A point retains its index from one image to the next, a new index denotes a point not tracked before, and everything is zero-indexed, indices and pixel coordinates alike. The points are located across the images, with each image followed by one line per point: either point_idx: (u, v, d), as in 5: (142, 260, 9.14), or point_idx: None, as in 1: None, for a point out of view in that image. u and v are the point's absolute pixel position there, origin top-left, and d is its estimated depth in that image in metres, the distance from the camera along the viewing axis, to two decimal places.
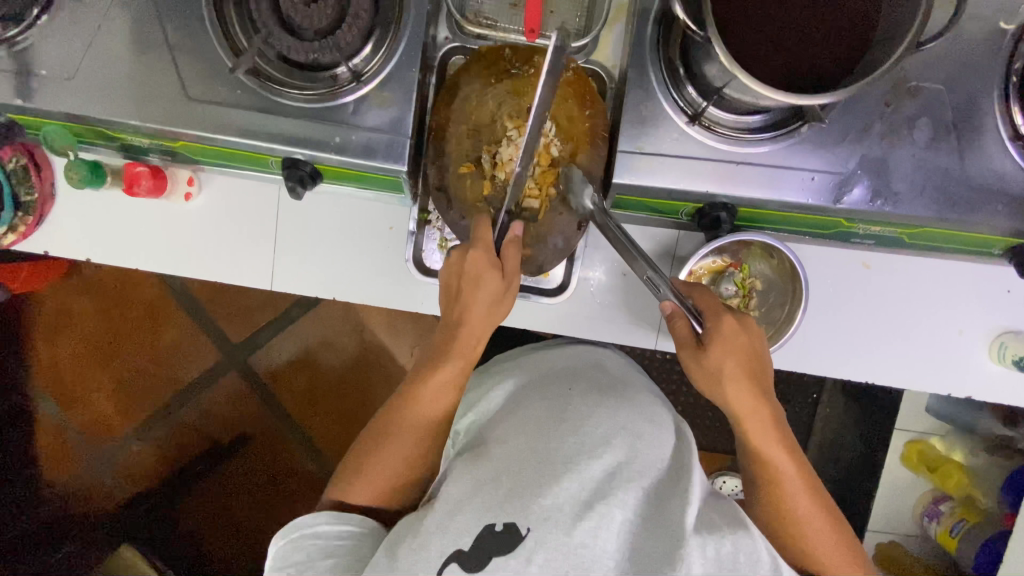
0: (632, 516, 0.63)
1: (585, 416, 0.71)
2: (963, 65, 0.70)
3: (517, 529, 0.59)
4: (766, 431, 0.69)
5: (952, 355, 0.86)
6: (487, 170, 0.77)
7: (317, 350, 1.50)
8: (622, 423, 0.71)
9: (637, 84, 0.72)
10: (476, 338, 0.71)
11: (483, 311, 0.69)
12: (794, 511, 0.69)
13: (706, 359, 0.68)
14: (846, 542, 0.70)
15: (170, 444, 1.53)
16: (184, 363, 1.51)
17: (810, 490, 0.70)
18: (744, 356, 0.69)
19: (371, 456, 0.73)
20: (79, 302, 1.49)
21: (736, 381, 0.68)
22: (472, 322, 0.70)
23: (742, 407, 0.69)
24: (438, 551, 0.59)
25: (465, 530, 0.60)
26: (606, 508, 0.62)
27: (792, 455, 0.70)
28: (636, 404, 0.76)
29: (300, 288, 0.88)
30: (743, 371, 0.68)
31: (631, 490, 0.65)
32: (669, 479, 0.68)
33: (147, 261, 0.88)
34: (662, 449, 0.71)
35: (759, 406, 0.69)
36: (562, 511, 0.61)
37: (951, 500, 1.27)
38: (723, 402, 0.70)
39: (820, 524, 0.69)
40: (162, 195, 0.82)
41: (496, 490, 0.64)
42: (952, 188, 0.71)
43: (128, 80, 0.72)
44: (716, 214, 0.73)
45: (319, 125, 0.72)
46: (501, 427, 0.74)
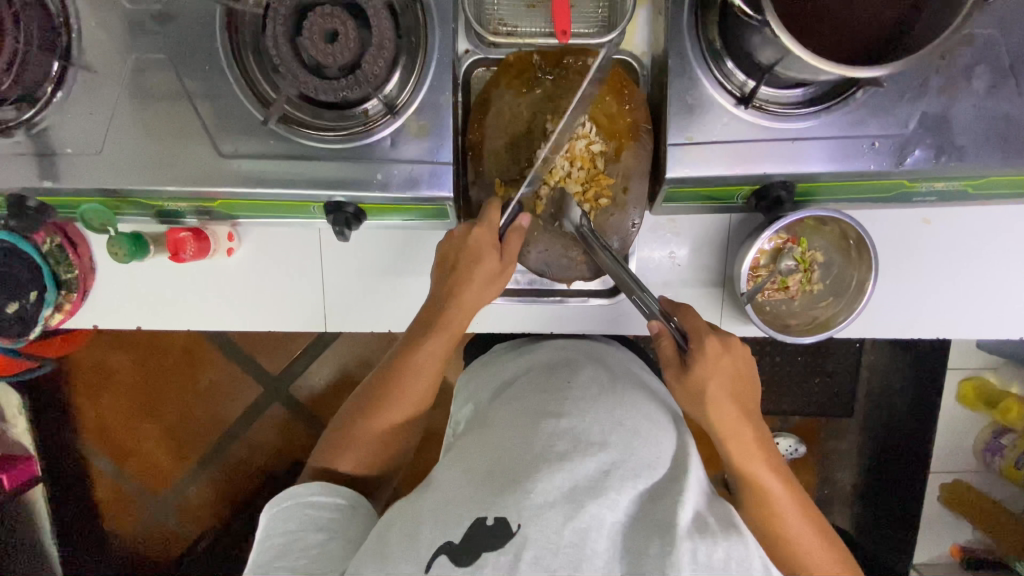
0: (624, 518, 0.61)
1: (583, 411, 0.68)
2: (1019, 4, 0.67)
3: (507, 524, 0.58)
4: (749, 451, 0.70)
5: (1017, 299, 0.84)
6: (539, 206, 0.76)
7: (356, 370, 1.50)
8: (619, 420, 0.68)
9: (681, 72, 0.69)
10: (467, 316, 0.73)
11: (477, 290, 0.71)
12: (788, 531, 0.68)
13: (689, 379, 0.68)
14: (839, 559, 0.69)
15: (226, 481, 1.54)
16: (229, 403, 1.52)
17: (800, 505, 0.70)
18: (728, 376, 0.69)
19: (367, 421, 0.75)
20: (118, 357, 1.49)
21: (718, 402, 0.68)
22: (465, 302, 0.71)
23: (724, 428, 0.69)
24: (428, 543, 0.59)
25: (456, 522, 0.59)
26: (597, 508, 0.60)
27: (778, 474, 0.70)
28: (638, 404, 0.73)
29: (350, 325, 0.87)
30: (729, 394, 0.69)
31: (625, 490, 0.62)
32: (666, 479, 0.66)
33: (190, 317, 0.87)
34: (660, 450, 0.69)
35: (741, 427, 0.70)
36: (552, 509, 0.58)
37: (1015, 433, 1.27)
38: (706, 422, 0.70)
39: (815, 544, 0.68)
40: (206, 256, 0.81)
41: (488, 481, 0.63)
42: (1017, 134, 0.68)
43: (155, 146, 0.70)
44: (776, 194, 0.71)
45: (357, 163, 0.70)
46: (500, 415, 0.72)
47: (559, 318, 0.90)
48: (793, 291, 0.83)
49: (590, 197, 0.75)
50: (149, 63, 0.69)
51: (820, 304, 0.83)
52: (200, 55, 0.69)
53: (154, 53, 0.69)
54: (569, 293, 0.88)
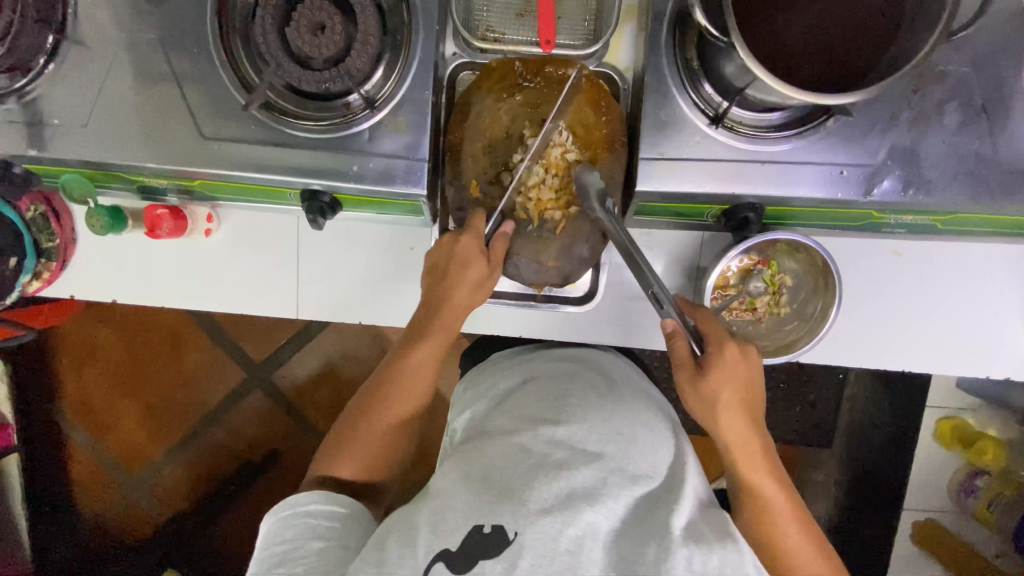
0: (617, 524, 0.63)
1: (581, 419, 0.70)
2: (992, 45, 0.68)
3: (505, 533, 0.59)
4: (755, 462, 0.70)
5: (987, 337, 0.85)
6: (523, 210, 0.77)
7: (338, 364, 1.51)
8: (618, 429, 0.69)
9: (656, 89, 0.70)
10: (458, 319, 0.74)
11: (466, 296, 0.72)
12: (784, 543, 0.68)
13: (704, 386, 0.67)
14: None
15: (200, 465, 1.55)
16: (210, 386, 1.52)
17: (800, 518, 0.70)
18: (741, 385, 0.68)
19: (358, 431, 0.75)
20: (103, 333, 1.51)
21: (729, 409, 0.68)
22: (454, 305, 0.73)
23: (732, 437, 0.69)
24: (425, 550, 0.60)
25: (454, 530, 0.61)
26: (593, 517, 0.61)
27: (780, 485, 0.70)
28: (638, 412, 0.73)
29: (322, 313, 0.88)
30: (739, 404, 0.69)
31: (620, 498, 0.64)
32: (663, 487, 0.67)
33: (169, 296, 0.88)
34: (657, 458, 0.69)
35: (749, 437, 0.70)
36: (549, 516, 0.60)
37: (987, 475, 1.27)
38: (715, 428, 0.69)
39: (811, 559, 0.68)
40: (183, 234, 0.82)
41: (485, 489, 0.64)
42: (986, 172, 0.69)
43: (140, 123, 0.72)
44: (744, 215, 0.72)
45: (335, 154, 0.71)
46: (498, 423, 0.73)
47: (530, 322, 0.90)
48: (760, 313, 0.84)
49: (567, 204, 0.76)
50: (141, 43, 0.71)
51: (786, 327, 0.84)
52: (190, 39, 0.71)
53: (147, 33, 0.71)
54: (540, 298, 0.88)
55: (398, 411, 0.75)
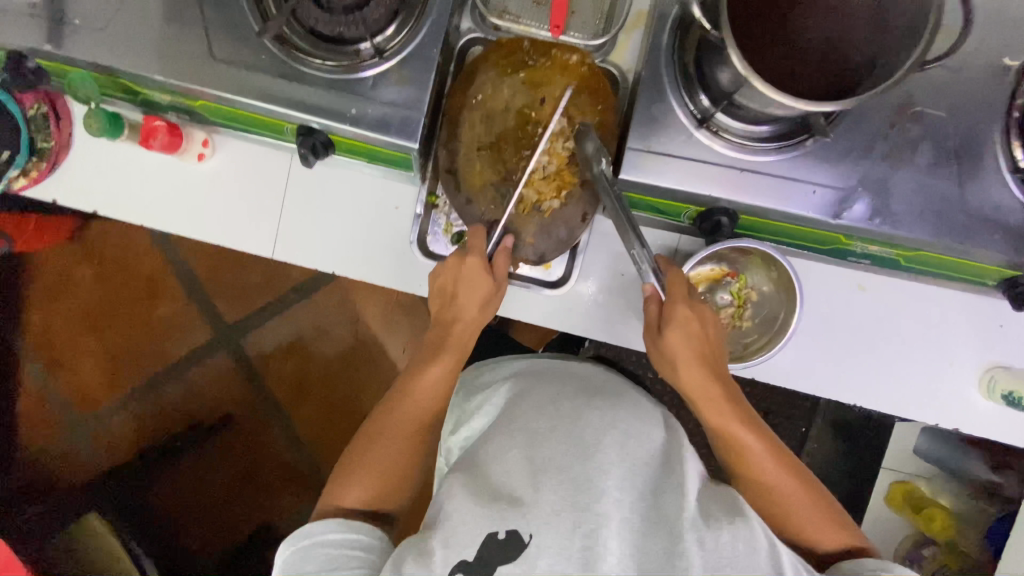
0: (631, 516, 0.60)
1: (575, 418, 0.69)
2: (969, 96, 0.72)
3: (519, 536, 0.57)
4: (718, 407, 0.71)
5: (942, 385, 0.87)
6: (527, 199, 0.79)
7: (310, 337, 1.51)
8: (612, 424, 0.68)
9: (651, 85, 0.73)
10: (469, 337, 0.77)
11: (475, 314, 0.75)
12: (772, 489, 0.70)
13: (662, 341, 0.71)
14: (827, 508, 0.70)
15: (151, 419, 1.52)
16: (178, 339, 1.51)
17: (782, 461, 0.70)
18: (701, 342, 0.71)
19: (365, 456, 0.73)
20: (79, 268, 1.50)
21: (689, 363, 0.71)
22: (455, 328, 0.76)
23: (693, 388, 0.71)
24: (441, 561, 0.58)
25: (467, 541, 0.58)
26: (603, 509, 0.59)
27: (757, 432, 0.71)
28: (623, 406, 0.73)
29: (300, 258, 0.89)
30: (696, 356, 0.71)
31: (626, 487, 0.61)
32: (662, 473, 0.65)
33: (155, 219, 0.89)
34: (653, 446, 0.68)
35: (710, 387, 0.71)
36: (560, 517, 0.58)
37: (934, 546, 1.29)
38: (676, 382, 0.73)
39: (797, 493, 0.69)
40: (175, 152, 0.83)
41: (493, 498, 0.62)
42: (950, 214, 0.72)
43: (156, 35, 0.74)
44: (716, 218, 0.75)
45: (336, 95, 0.74)
46: (491, 431, 0.72)
47: (500, 299, 0.91)
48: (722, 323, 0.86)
49: (561, 190, 0.79)
50: None
51: (747, 340, 0.86)
52: None
53: None
54: (515, 274, 0.89)
55: (408, 428, 0.74)
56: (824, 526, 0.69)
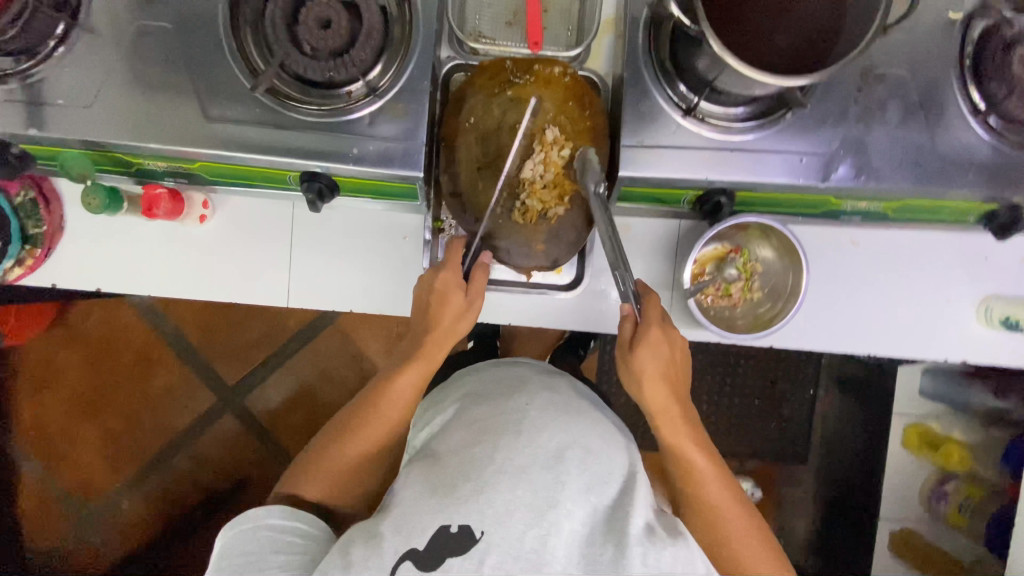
0: (579, 527, 0.64)
1: (543, 427, 0.70)
2: (922, 53, 0.78)
3: (470, 533, 0.61)
4: (678, 429, 0.75)
5: (942, 322, 0.92)
6: (531, 212, 0.80)
7: (315, 384, 1.49)
8: (575, 438, 0.70)
9: (635, 83, 0.77)
10: (439, 347, 0.77)
11: (447, 325, 0.76)
12: (713, 505, 0.74)
13: (632, 359, 0.74)
14: (756, 530, 0.74)
15: (162, 496, 1.47)
16: (179, 410, 1.47)
17: (724, 480, 0.76)
18: (666, 361, 0.75)
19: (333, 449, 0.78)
20: (66, 354, 1.46)
21: (653, 379, 0.74)
22: (438, 332, 0.76)
23: (654, 404, 0.75)
24: (391, 550, 0.62)
25: (420, 530, 0.63)
26: (555, 518, 0.63)
27: (708, 453, 0.76)
28: (590, 421, 0.74)
29: (314, 302, 0.90)
30: (661, 376, 0.75)
31: (580, 503, 0.65)
32: (617, 494, 0.68)
33: (160, 288, 0.89)
34: (613, 465, 0.71)
35: (670, 405, 0.75)
36: (514, 517, 0.62)
37: (956, 479, 1.32)
38: (640, 397, 0.76)
39: (734, 513, 0.74)
40: (178, 217, 0.83)
41: (447, 491, 0.65)
42: (926, 161, 0.78)
43: (146, 105, 0.74)
44: (716, 199, 0.79)
45: (336, 137, 0.75)
46: (455, 436, 0.73)
47: (519, 307, 0.93)
48: (735, 298, 0.90)
49: (561, 199, 0.80)
50: (154, 31, 0.75)
51: (761, 310, 0.90)
52: (202, 29, 0.76)
53: (161, 23, 0.75)
54: (530, 283, 0.91)
55: (377, 432, 0.77)
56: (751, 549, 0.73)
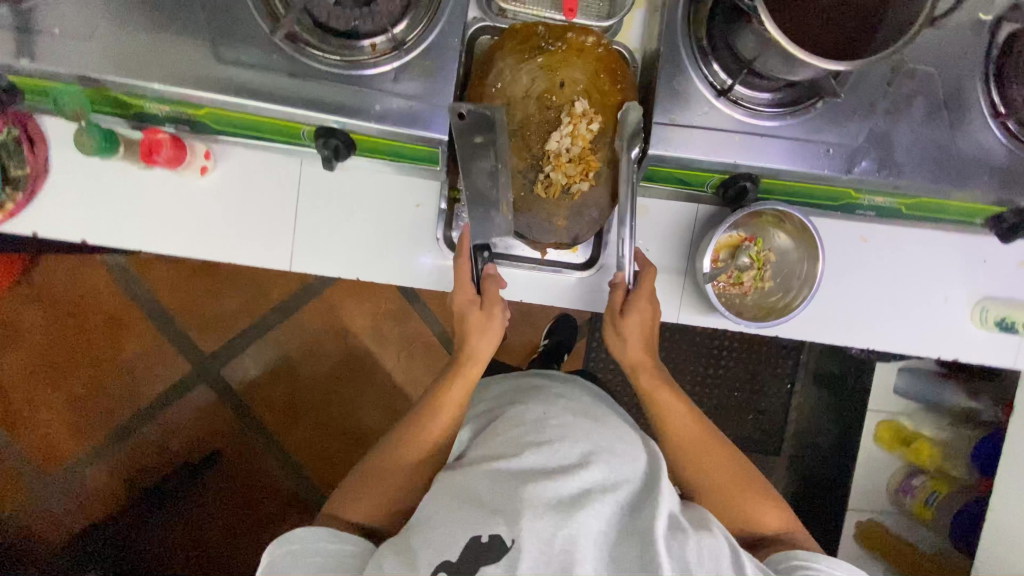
0: (606, 527, 0.65)
1: (562, 435, 0.73)
2: (951, 52, 0.78)
3: (503, 541, 0.60)
4: (654, 378, 0.82)
5: (939, 320, 0.94)
6: (553, 186, 0.79)
7: (298, 357, 1.44)
8: (597, 443, 0.73)
9: (670, 60, 0.76)
10: (480, 368, 0.79)
11: (485, 339, 0.79)
12: (695, 453, 0.79)
13: (622, 324, 0.80)
14: (745, 473, 0.79)
15: (130, 466, 1.40)
16: (152, 377, 1.40)
17: (702, 425, 0.81)
18: (647, 323, 0.81)
19: (380, 466, 0.75)
20: (31, 312, 1.37)
21: (634, 336, 0.80)
22: (475, 347, 0.78)
23: (634, 358, 0.81)
24: (424, 565, 0.60)
25: (450, 542, 0.61)
26: (584, 516, 0.63)
27: (683, 400, 0.82)
28: (609, 426, 0.78)
29: (317, 267, 0.85)
30: (642, 339, 0.81)
31: (607, 502, 0.66)
32: (641, 491, 0.70)
33: (150, 243, 0.84)
34: (637, 466, 0.73)
35: (646, 359, 0.82)
36: (542, 516, 0.62)
37: (922, 475, 1.38)
38: (620, 354, 0.82)
39: (716, 456, 0.79)
40: (179, 167, 0.77)
41: (477, 507, 0.65)
42: (946, 160, 0.78)
43: (152, 41, 0.69)
44: (742, 184, 0.78)
45: (356, 91, 0.71)
46: (476, 451, 0.75)
47: (530, 286, 0.90)
48: (746, 286, 0.90)
49: (585, 172, 0.79)
50: None
51: (771, 299, 0.91)
52: None
53: None
54: (544, 261, 0.90)
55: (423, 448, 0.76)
56: (741, 492, 0.77)
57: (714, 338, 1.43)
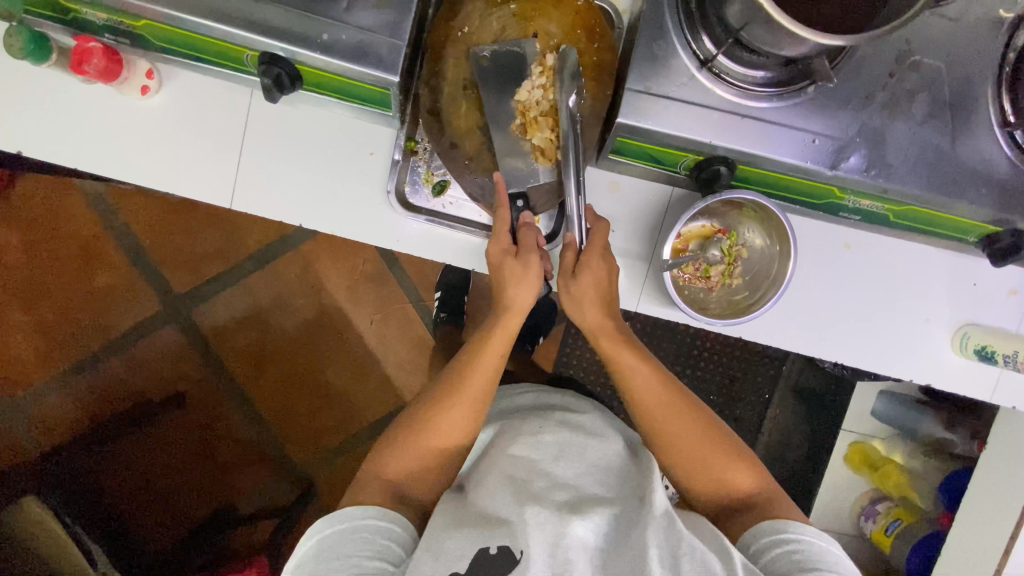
0: (601, 541, 0.65)
1: (559, 453, 0.74)
2: (965, 47, 0.71)
3: (512, 553, 0.61)
4: (615, 340, 0.75)
5: (917, 341, 0.88)
6: (549, 149, 0.73)
7: (268, 309, 1.39)
8: (593, 463, 0.74)
9: (652, 21, 0.69)
10: (520, 318, 0.74)
11: (524, 290, 0.72)
12: (658, 420, 0.74)
13: (575, 287, 0.73)
14: (719, 439, 0.74)
15: (92, 397, 1.37)
16: (119, 312, 1.37)
17: (667, 387, 0.75)
18: (605, 283, 0.74)
19: (421, 428, 0.72)
20: (4, 232, 1.33)
21: (589, 297, 0.73)
22: (514, 301, 0.72)
23: (591, 320, 0.75)
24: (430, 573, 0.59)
25: (458, 554, 0.61)
26: (579, 532, 0.64)
27: (647, 362, 0.75)
28: (605, 441, 0.78)
29: (260, 207, 0.80)
30: (599, 300, 0.74)
31: (602, 518, 0.66)
32: (633, 502, 0.69)
33: (86, 163, 0.78)
34: (633, 480, 0.73)
35: (604, 322, 0.75)
36: (539, 529, 0.63)
37: (888, 500, 1.34)
38: (578, 316, 0.76)
39: (681, 421, 0.74)
40: (114, 81, 0.72)
41: (481, 521, 0.66)
42: (943, 167, 0.71)
43: None
44: (716, 168, 0.72)
45: (305, 17, 0.65)
46: (477, 469, 0.76)
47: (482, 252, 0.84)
48: (712, 281, 0.85)
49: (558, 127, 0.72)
50: None
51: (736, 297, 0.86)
52: None
53: None
54: None
55: (465, 408, 0.72)
56: (721, 463, 0.73)
57: (696, 339, 1.37)
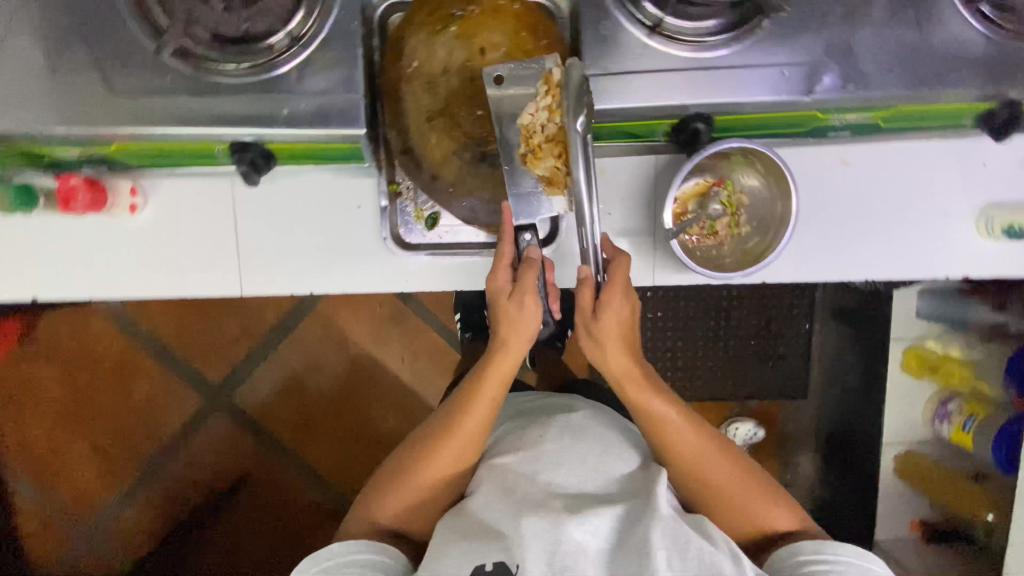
0: (604, 546, 0.65)
1: (559, 459, 0.73)
2: None
3: (507, 568, 0.61)
4: (642, 386, 0.74)
5: (941, 238, 0.86)
6: (557, 177, 0.73)
7: (304, 375, 1.42)
8: (593, 466, 0.73)
9: (591, 3, 0.69)
10: (515, 359, 0.73)
11: (529, 322, 0.71)
12: (695, 460, 0.75)
13: (599, 331, 0.71)
14: (749, 479, 0.76)
15: (164, 500, 1.42)
16: (166, 414, 1.40)
17: (697, 430, 0.75)
18: (625, 333, 0.73)
19: (412, 468, 0.75)
20: (41, 368, 1.37)
21: (615, 343, 0.72)
22: (511, 338, 0.72)
23: (617, 367, 0.73)
24: None
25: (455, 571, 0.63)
26: (580, 537, 0.64)
27: (672, 402, 0.75)
28: (608, 445, 0.77)
29: (269, 285, 0.82)
30: (624, 345, 0.73)
31: (605, 519, 0.66)
32: (636, 500, 0.69)
33: (97, 288, 0.81)
34: (631, 481, 0.73)
35: (631, 367, 0.73)
36: (538, 541, 0.63)
37: (959, 398, 1.26)
38: (602, 362, 0.74)
39: (716, 461, 0.75)
40: (103, 209, 0.76)
41: (480, 532, 0.66)
42: (919, 61, 0.70)
43: (44, 83, 0.65)
44: (694, 126, 0.70)
45: (261, 98, 0.67)
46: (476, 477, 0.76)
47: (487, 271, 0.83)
48: (720, 236, 0.84)
49: (563, 153, 0.71)
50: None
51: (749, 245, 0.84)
52: None
53: None
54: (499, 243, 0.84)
55: (454, 449, 0.74)
56: (759, 502, 0.75)
57: (721, 290, 1.35)
